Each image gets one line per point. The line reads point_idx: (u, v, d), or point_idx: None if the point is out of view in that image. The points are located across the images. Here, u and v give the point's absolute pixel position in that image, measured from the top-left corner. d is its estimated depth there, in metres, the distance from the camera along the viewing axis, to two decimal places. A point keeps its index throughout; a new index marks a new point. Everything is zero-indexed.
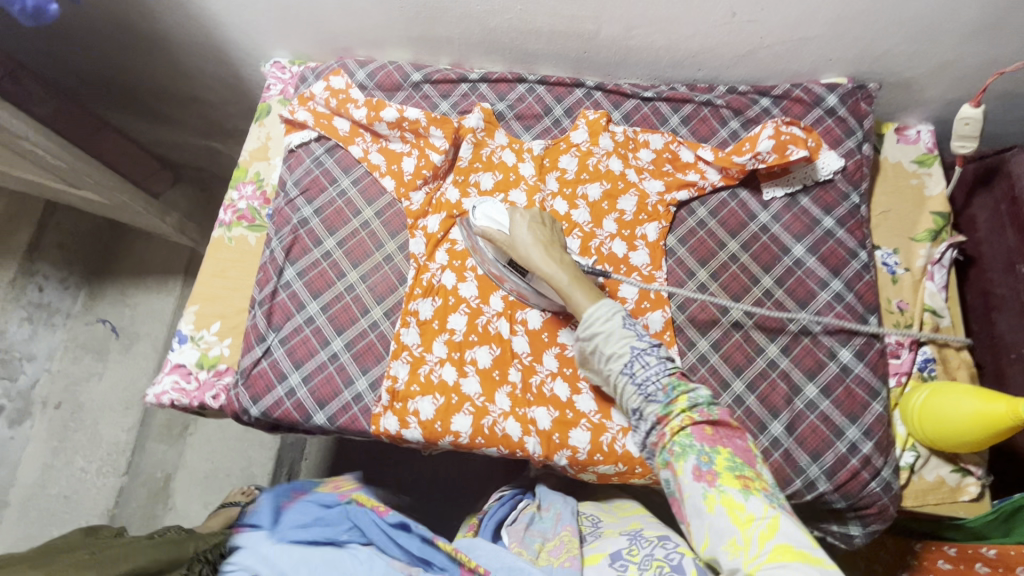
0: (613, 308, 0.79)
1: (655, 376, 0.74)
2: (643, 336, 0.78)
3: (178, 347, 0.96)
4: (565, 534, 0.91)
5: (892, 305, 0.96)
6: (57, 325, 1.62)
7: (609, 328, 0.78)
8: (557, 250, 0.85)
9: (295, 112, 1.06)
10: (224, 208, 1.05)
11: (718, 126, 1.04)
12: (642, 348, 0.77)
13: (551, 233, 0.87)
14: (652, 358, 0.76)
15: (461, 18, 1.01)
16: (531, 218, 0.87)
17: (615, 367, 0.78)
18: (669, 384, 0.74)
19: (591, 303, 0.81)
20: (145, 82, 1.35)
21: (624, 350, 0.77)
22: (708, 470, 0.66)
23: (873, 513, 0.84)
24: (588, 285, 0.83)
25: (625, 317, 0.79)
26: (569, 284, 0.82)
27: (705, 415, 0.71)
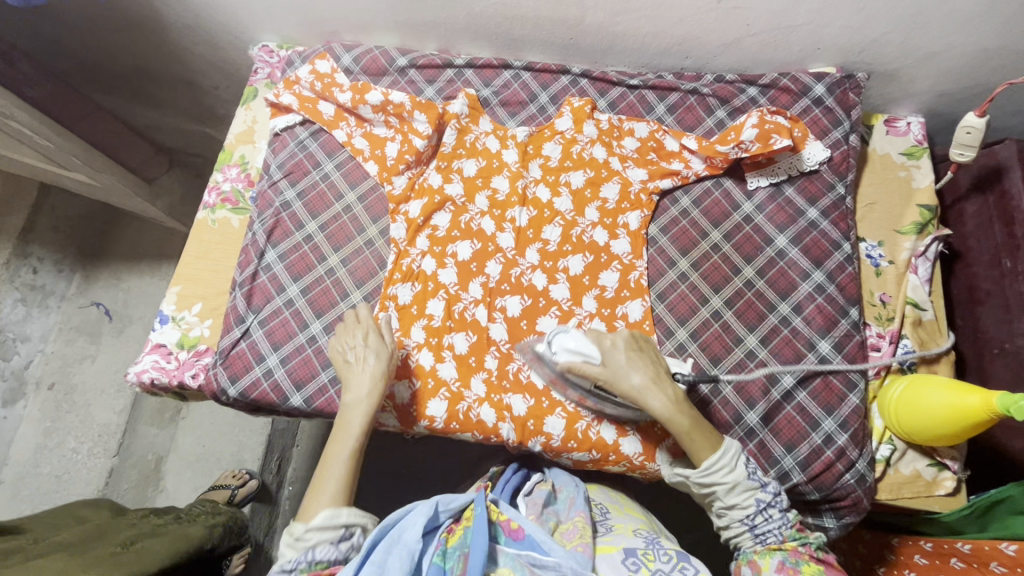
0: (736, 454, 0.78)
1: (776, 530, 0.76)
2: (767, 485, 0.77)
3: (159, 328, 0.96)
4: (579, 519, 0.83)
5: (875, 297, 0.94)
6: (50, 307, 1.64)
7: (734, 479, 0.77)
8: (667, 387, 0.80)
9: (280, 96, 1.05)
10: (208, 190, 1.06)
11: (704, 116, 1.03)
12: (767, 501, 0.77)
13: (655, 360, 0.82)
14: (774, 511, 0.76)
15: (446, 3, 1.00)
16: (633, 346, 0.82)
17: (737, 516, 0.77)
18: (790, 535, 0.76)
19: (711, 451, 0.78)
20: (137, 65, 1.36)
21: (749, 503, 0.77)
22: (791, 567, 0.74)
23: (847, 506, 0.83)
24: (704, 426, 0.79)
25: (748, 463, 0.78)
26: (691, 431, 0.78)
27: (809, 548, 0.76)
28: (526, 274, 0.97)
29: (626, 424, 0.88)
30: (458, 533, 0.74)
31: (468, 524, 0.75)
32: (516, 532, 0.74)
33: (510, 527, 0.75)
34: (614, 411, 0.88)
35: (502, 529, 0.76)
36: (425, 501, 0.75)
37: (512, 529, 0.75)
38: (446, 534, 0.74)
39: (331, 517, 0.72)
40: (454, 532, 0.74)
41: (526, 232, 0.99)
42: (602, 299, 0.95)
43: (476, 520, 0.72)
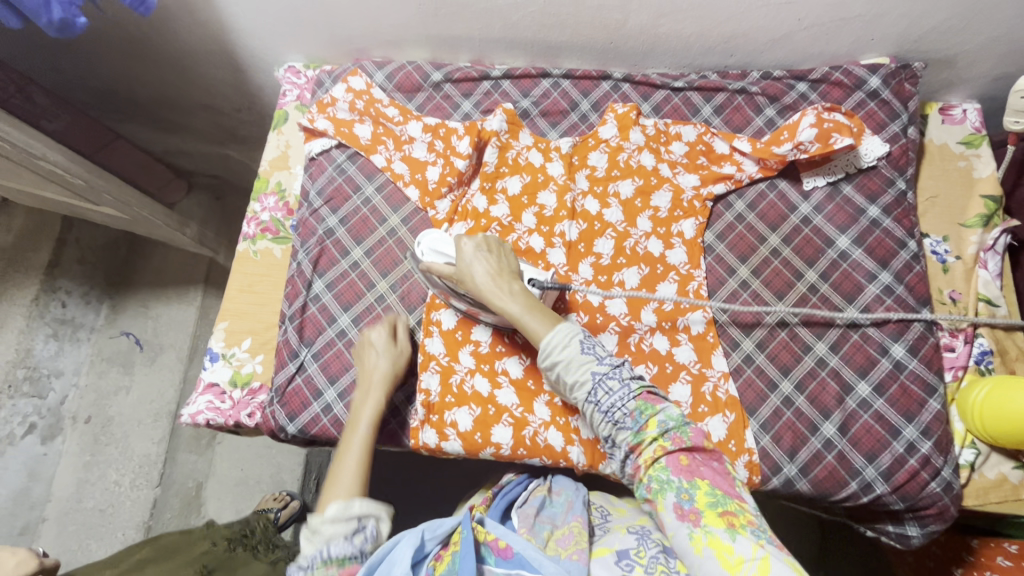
0: (569, 333, 0.74)
1: (620, 402, 0.69)
2: (603, 359, 0.72)
3: (210, 366, 0.94)
4: (575, 524, 0.77)
5: (944, 295, 0.92)
6: (81, 340, 1.61)
7: (567, 355, 0.73)
8: (509, 282, 0.79)
9: (314, 121, 1.03)
10: (247, 221, 1.03)
11: (753, 115, 1.00)
12: (602, 373, 0.71)
13: (504, 259, 0.82)
14: (614, 382, 0.70)
15: (482, 14, 0.97)
16: (477, 245, 0.82)
17: (581, 395, 0.72)
18: (635, 409, 0.69)
19: (547, 330, 0.75)
20: (157, 92, 1.33)
21: (585, 377, 0.71)
22: (692, 509, 0.61)
23: (933, 514, 0.81)
24: (542, 310, 0.77)
25: (580, 340, 0.73)
26: (522, 314, 0.77)
27: (681, 441, 0.66)
28: (581, 290, 0.94)
29: None
30: (447, 558, 0.69)
31: (455, 548, 0.70)
32: (505, 551, 0.69)
33: (498, 546, 0.70)
34: None
35: (490, 548, 0.70)
36: (410, 530, 0.68)
37: (500, 547, 0.69)
38: (434, 563, 0.70)
39: (343, 508, 0.68)
40: (442, 559, 0.69)
41: (578, 247, 0.96)
42: (661, 313, 0.92)
43: (462, 547, 0.68)
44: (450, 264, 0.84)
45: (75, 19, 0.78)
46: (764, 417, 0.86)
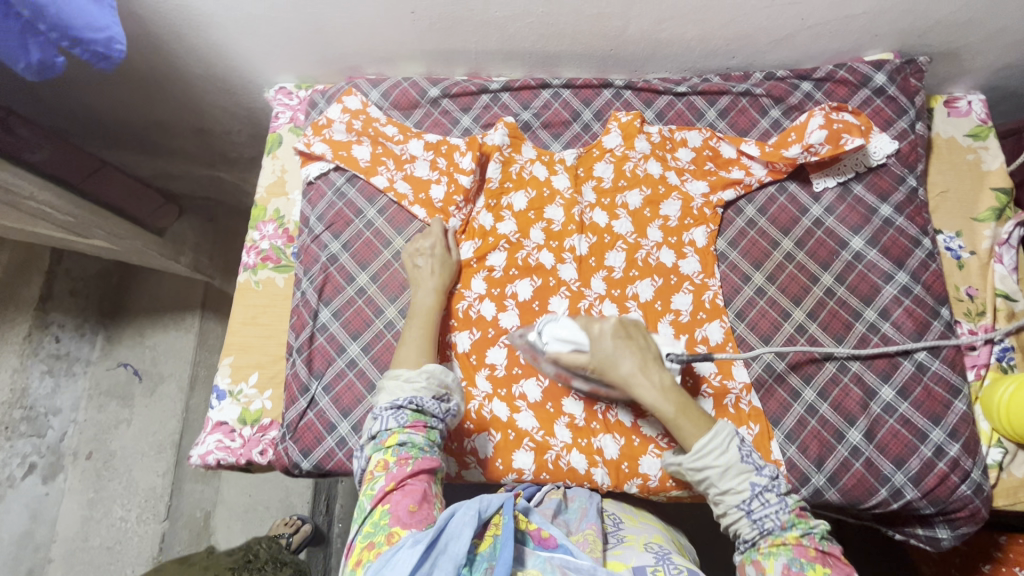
0: (727, 436, 0.72)
1: (774, 514, 0.67)
2: (763, 471, 0.70)
3: (217, 404, 0.91)
4: (590, 531, 0.74)
5: (961, 293, 0.91)
6: (77, 374, 1.58)
7: (725, 462, 0.70)
8: (655, 372, 0.77)
9: (311, 144, 1.00)
10: (246, 250, 1.00)
11: (758, 117, 0.98)
12: (763, 485, 0.69)
13: (644, 343, 0.79)
14: (772, 496, 0.68)
15: (479, 26, 0.94)
16: (619, 331, 0.78)
17: (731, 502, 0.70)
18: (790, 522, 0.67)
19: (700, 435, 0.73)
20: (144, 118, 1.29)
21: (742, 487, 0.69)
22: (798, 571, 0.63)
23: (964, 517, 0.80)
24: (693, 411, 0.75)
25: (739, 447, 0.71)
26: (677, 416, 0.74)
27: (813, 540, 0.66)
28: (595, 305, 0.92)
29: None
30: (487, 541, 0.60)
31: (497, 532, 0.61)
32: (547, 541, 0.65)
33: (540, 534, 0.66)
34: None
35: (531, 535, 0.66)
36: (465, 503, 0.61)
37: (544, 536, 0.65)
38: (476, 542, 0.61)
39: (441, 373, 0.78)
40: (485, 540, 0.61)
41: (589, 261, 0.95)
42: (677, 325, 0.90)
43: (505, 530, 0.60)
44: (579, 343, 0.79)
45: (55, 59, 0.75)
46: (788, 427, 0.85)
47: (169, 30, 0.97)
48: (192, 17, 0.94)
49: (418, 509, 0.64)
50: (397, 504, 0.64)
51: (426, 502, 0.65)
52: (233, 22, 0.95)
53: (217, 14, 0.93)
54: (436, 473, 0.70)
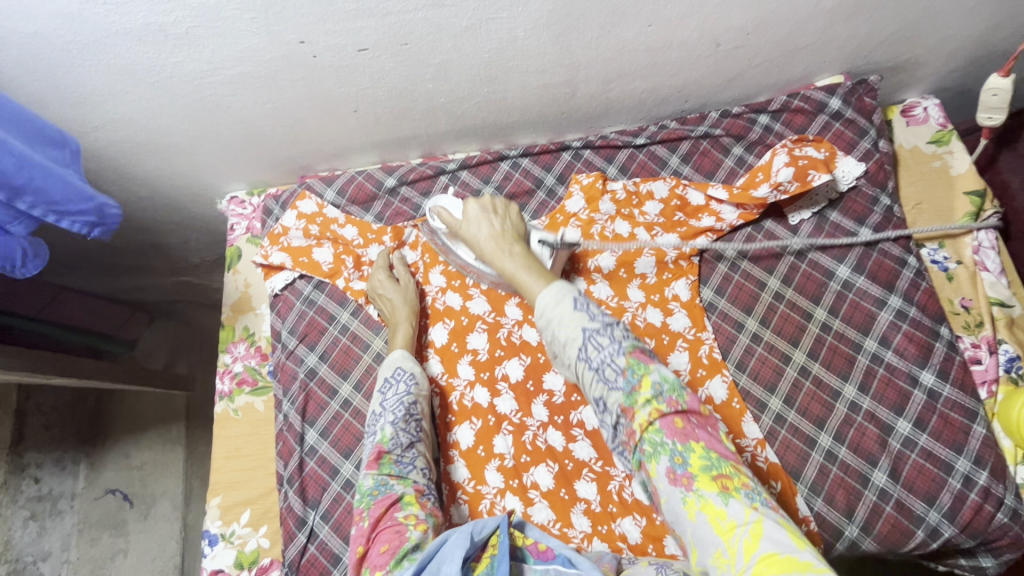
0: (564, 290, 0.68)
1: (610, 358, 0.63)
2: (596, 314, 0.66)
3: (210, 551, 0.85)
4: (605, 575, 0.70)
5: (956, 305, 0.89)
6: (63, 511, 1.43)
7: (561, 313, 0.67)
8: (509, 244, 0.78)
9: (270, 256, 0.96)
10: (219, 376, 0.95)
11: (721, 157, 0.97)
12: (596, 329, 0.65)
13: (507, 221, 0.81)
14: (606, 337, 0.64)
15: (426, 113, 0.92)
16: (482, 207, 0.82)
17: (573, 355, 0.66)
18: (628, 361, 0.63)
19: (542, 287, 0.71)
20: (96, 244, 1.23)
21: (576, 334, 0.65)
22: (682, 471, 0.57)
23: (1006, 545, 0.77)
24: (536, 268, 0.74)
25: (575, 298, 0.67)
26: (520, 272, 0.74)
27: (672, 404, 0.61)
28: None
29: None
30: (485, 562, 0.63)
31: (494, 552, 0.65)
32: (545, 553, 0.68)
33: (537, 549, 0.69)
34: None
35: (529, 550, 0.69)
36: (457, 530, 0.63)
37: (542, 549, 0.68)
38: (473, 565, 0.63)
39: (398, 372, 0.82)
40: (481, 562, 0.63)
41: None
42: None
43: (500, 550, 0.64)
44: (459, 216, 0.84)
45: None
46: (811, 479, 0.81)
47: (104, 162, 0.92)
48: (128, 149, 0.90)
49: (390, 548, 0.64)
50: (370, 556, 0.65)
51: (393, 532, 0.66)
52: (172, 146, 0.91)
53: (154, 143, 0.90)
54: (401, 499, 0.71)
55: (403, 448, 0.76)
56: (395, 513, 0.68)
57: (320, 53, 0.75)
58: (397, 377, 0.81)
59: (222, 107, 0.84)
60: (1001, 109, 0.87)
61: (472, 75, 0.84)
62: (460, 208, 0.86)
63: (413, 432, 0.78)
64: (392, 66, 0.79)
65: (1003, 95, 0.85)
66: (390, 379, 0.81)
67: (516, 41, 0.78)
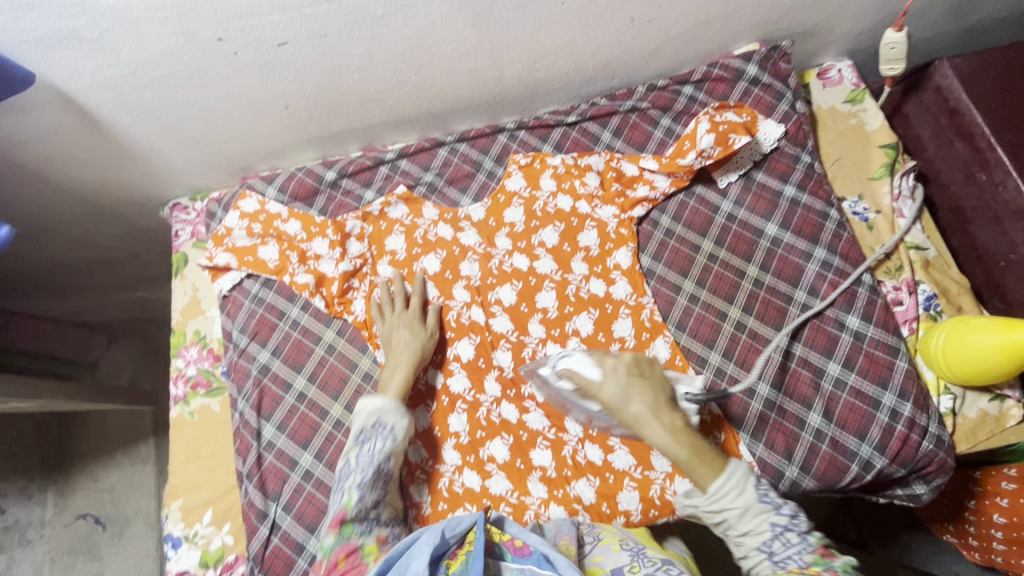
0: (743, 477, 0.72)
1: (797, 555, 0.67)
2: (781, 507, 0.71)
3: (174, 554, 0.86)
4: (564, 543, 0.74)
5: (877, 252, 0.94)
6: (33, 540, 1.47)
7: (743, 505, 0.71)
8: (667, 415, 0.76)
9: (214, 257, 0.97)
10: (173, 381, 0.96)
11: (651, 129, 1.00)
12: (784, 524, 0.69)
13: (659, 391, 0.78)
14: (794, 535, 0.69)
15: (358, 105, 0.93)
16: (630, 369, 0.78)
17: (751, 544, 0.70)
18: (812, 561, 0.67)
19: (715, 477, 0.72)
20: (40, 263, 1.22)
21: (763, 528, 0.70)
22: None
23: (934, 471, 0.82)
24: (706, 454, 0.74)
25: (755, 485, 0.72)
26: (690, 458, 0.73)
27: (833, 570, 0.65)
28: (539, 350, 0.91)
29: None
30: (459, 559, 0.63)
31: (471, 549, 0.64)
32: (522, 549, 0.66)
33: (514, 545, 0.67)
34: None
35: (507, 546, 0.67)
36: (428, 528, 0.64)
37: (517, 545, 0.66)
38: (448, 562, 0.63)
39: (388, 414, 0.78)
40: (457, 558, 0.63)
41: (520, 308, 0.93)
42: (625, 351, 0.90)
43: (475, 546, 0.62)
44: (591, 377, 0.78)
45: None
46: (753, 426, 0.85)
47: (33, 176, 0.92)
48: (58, 161, 0.90)
49: None
50: None
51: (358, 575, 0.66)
52: (104, 155, 0.91)
53: (84, 152, 0.90)
54: (361, 548, 0.69)
55: (369, 508, 0.73)
56: (357, 560, 0.68)
57: (240, 50, 0.76)
58: (377, 429, 0.77)
59: (149, 111, 0.84)
60: (899, 60, 0.94)
61: (397, 64, 0.86)
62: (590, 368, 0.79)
63: (381, 491, 0.74)
64: (315, 59, 0.81)
65: (899, 47, 0.92)
66: (367, 432, 0.77)
67: (434, 27, 0.80)
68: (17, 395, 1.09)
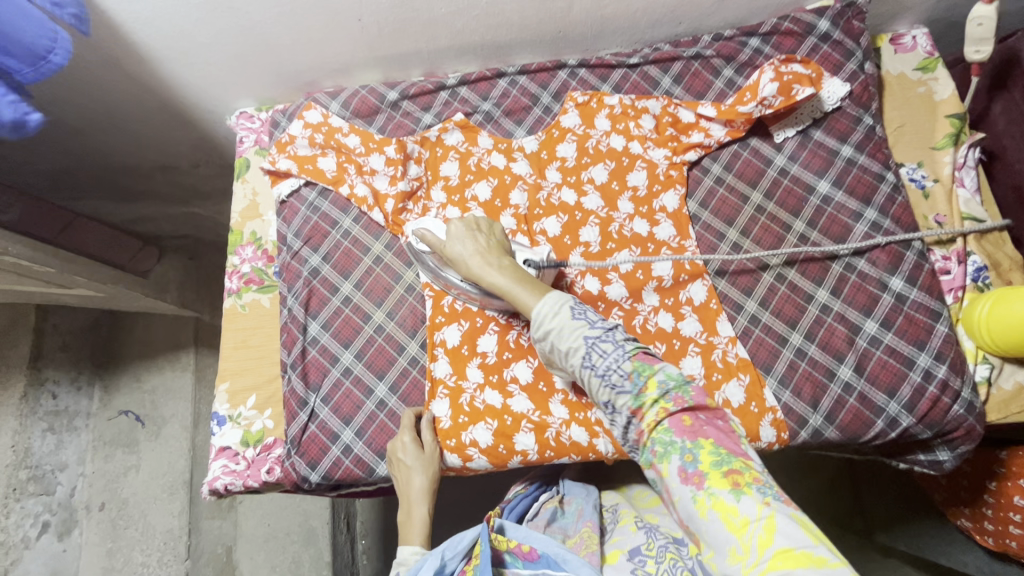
0: (558, 300, 0.70)
1: (616, 364, 0.64)
2: (595, 322, 0.67)
3: (218, 430, 0.93)
4: (586, 530, 0.83)
5: (929, 221, 0.94)
6: (79, 428, 1.58)
7: (560, 323, 0.69)
8: (496, 257, 0.79)
9: (276, 162, 1.01)
10: (229, 276, 1.02)
11: (712, 79, 1.00)
12: (596, 337, 0.66)
13: (494, 235, 0.83)
14: (609, 346, 0.65)
15: (427, 25, 0.96)
16: (466, 224, 0.83)
17: (576, 363, 0.67)
18: (635, 372, 0.63)
19: (536, 299, 0.73)
20: (109, 162, 1.29)
21: (578, 343, 0.67)
22: (693, 470, 0.57)
23: (961, 436, 0.83)
24: (529, 279, 0.76)
25: (570, 307, 0.69)
26: (511, 284, 0.76)
27: (682, 401, 0.61)
28: (577, 282, 0.93)
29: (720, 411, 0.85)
30: (471, 574, 0.68)
31: (477, 563, 0.68)
32: (531, 554, 0.73)
33: (523, 550, 0.73)
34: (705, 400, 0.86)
35: (516, 554, 0.73)
36: (431, 554, 0.69)
37: (527, 551, 0.73)
38: None
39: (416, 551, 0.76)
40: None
41: (564, 240, 0.95)
42: (662, 291, 0.92)
43: (483, 560, 0.67)
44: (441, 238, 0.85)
45: (28, 114, 0.73)
46: (780, 373, 0.86)
47: (117, 68, 0.98)
48: (145, 55, 0.95)
49: None
50: None
51: None
52: (184, 54, 0.97)
53: (167, 49, 0.95)
54: None
55: None
56: None
57: None
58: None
59: (234, 11, 0.88)
60: (987, 40, 0.89)
61: None
62: (442, 230, 0.86)
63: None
64: None
65: (988, 22, 0.87)
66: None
67: None
68: (86, 275, 1.16)
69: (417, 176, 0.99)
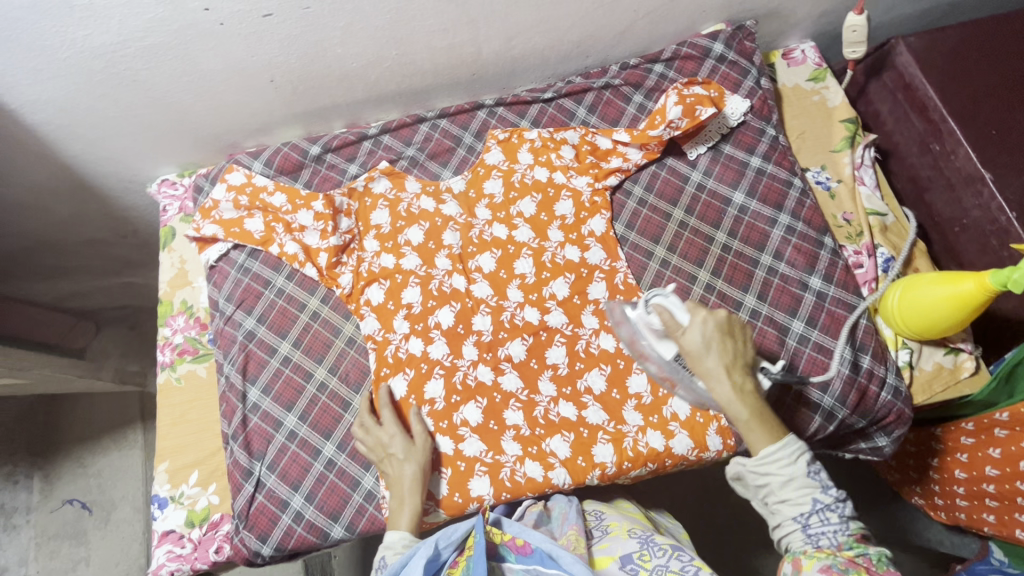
0: (796, 450, 0.70)
1: (831, 533, 0.67)
2: (828, 488, 0.69)
3: (160, 513, 0.89)
4: (573, 532, 0.80)
5: (839, 219, 0.99)
6: (19, 525, 1.49)
7: (791, 473, 0.69)
8: (739, 375, 0.74)
9: (201, 228, 0.99)
10: (161, 349, 0.99)
11: (624, 105, 1.04)
12: (826, 503, 0.68)
13: (738, 348, 0.76)
14: (834, 516, 0.68)
15: (341, 80, 0.97)
16: (720, 326, 0.76)
17: (788, 511, 0.70)
18: (846, 542, 0.67)
19: (772, 441, 0.71)
20: (28, 243, 1.24)
21: (805, 500, 0.69)
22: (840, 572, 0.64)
23: (893, 420, 0.87)
24: (768, 417, 0.72)
25: (808, 461, 0.70)
26: (750, 418, 0.71)
27: (866, 561, 0.66)
28: (517, 314, 0.94)
29: (669, 425, 0.87)
30: (463, 565, 0.68)
31: (471, 554, 0.68)
32: (524, 548, 0.73)
33: (516, 544, 0.73)
34: (654, 416, 0.88)
35: (508, 547, 0.73)
36: (425, 542, 0.69)
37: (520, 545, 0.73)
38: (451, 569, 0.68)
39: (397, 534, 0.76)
40: (458, 566, 0.68)
41: (499, 275, 0.97)
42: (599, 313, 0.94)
43: (477, 551, 0.66)
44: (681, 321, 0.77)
45: None
46: None
47: (23, 149, 0.96)
48: (51, 133, 0.94)
49: None
50: None
51: None
52: (93, 129, 0.95)
53: (73, 126, 0.93)
54: None
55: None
56: None
57: (227, 20, 0.81)
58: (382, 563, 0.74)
59: (139, 83, 0.88)
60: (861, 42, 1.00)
61: (377, 38, 0.90)
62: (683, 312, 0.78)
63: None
64: (300, 32, 0.85)
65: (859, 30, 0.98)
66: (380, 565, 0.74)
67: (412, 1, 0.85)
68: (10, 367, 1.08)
69: (348, 228, 0.99)
